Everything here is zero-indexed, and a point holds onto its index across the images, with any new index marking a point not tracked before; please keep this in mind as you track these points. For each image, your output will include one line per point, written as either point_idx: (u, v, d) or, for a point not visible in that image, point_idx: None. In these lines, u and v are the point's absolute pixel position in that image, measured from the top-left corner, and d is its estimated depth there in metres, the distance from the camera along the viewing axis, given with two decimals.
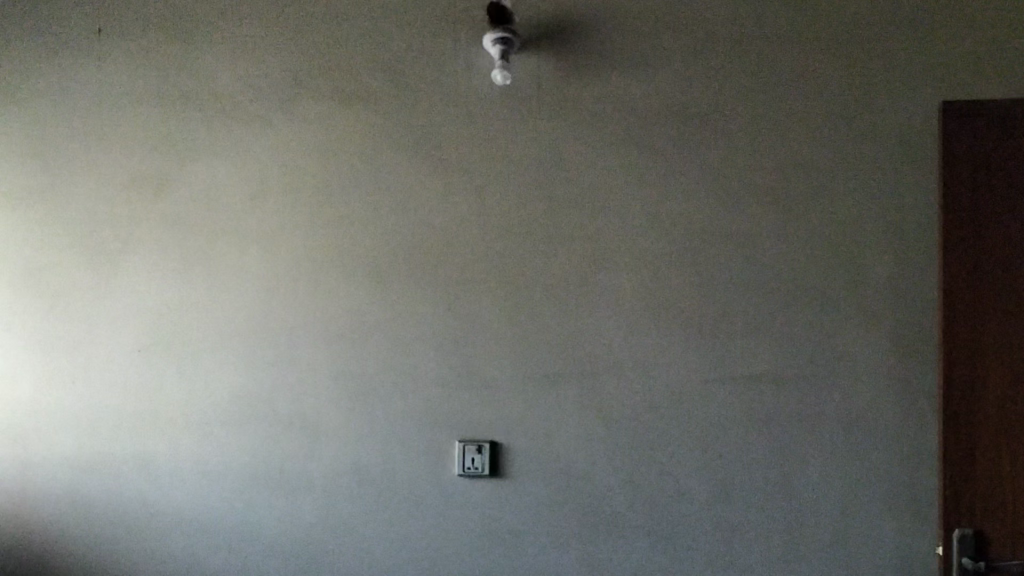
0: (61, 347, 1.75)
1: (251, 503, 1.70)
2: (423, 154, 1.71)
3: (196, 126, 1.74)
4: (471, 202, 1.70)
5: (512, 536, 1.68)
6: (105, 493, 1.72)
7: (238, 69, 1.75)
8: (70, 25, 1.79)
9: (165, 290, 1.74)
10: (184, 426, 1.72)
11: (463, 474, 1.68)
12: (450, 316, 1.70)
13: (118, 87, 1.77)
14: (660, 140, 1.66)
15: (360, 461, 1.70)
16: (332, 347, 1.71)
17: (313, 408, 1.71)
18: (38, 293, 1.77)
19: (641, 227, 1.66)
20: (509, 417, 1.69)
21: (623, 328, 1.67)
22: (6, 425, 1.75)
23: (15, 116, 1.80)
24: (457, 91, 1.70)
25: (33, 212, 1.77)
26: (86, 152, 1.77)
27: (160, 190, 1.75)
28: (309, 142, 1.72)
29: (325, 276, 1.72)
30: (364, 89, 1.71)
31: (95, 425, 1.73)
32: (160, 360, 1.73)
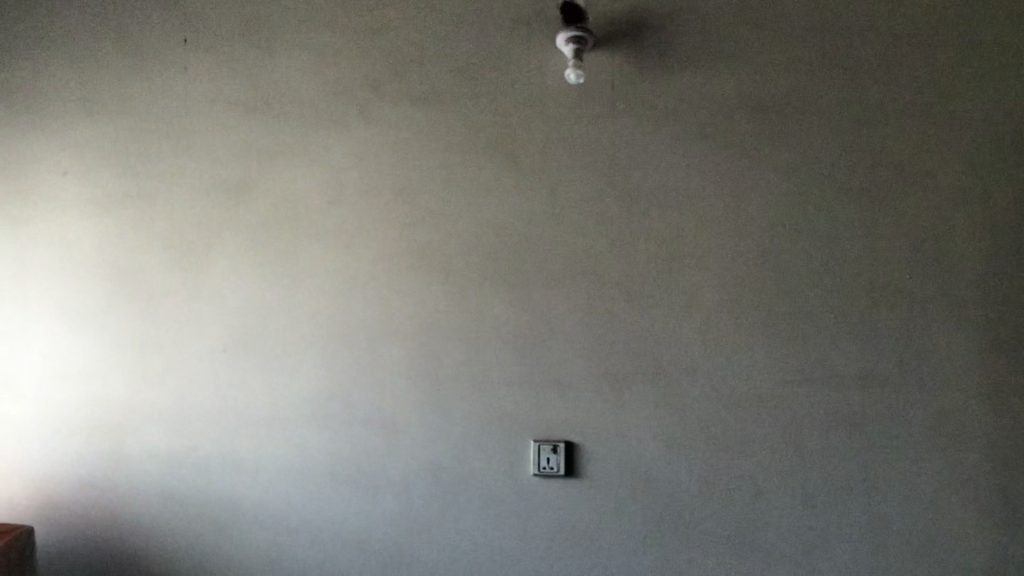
0: (150, 346, 1.81)
1: (331, 504, 1.73)
2: (496, 154, 1.71)
3: (278, 132, 1.78)
4: (544, 200, 1.68)
5: (587, 538, 1.64)
6: (194, 488, 1.77)
7: (318, 74, 1.78)
8: (157, 36, 1.85)
9: (246, 292, 1.78)
10: (267, 426, 1.76)
11: (537, 474, 1.65)
12: (525, 314, 1.68)
13: (204, 95, 1.82)
14: (736, 134, 1.64)
15: (436, 462, 1.70)
16: (408, 348, 1.72)
17: (390, 409, 1.72)
18: (129, 295, 1.82)
19: (717, 221, 1.64)
20: (584, 417, 1.65)
21: (701, 325, 1.63)
22: (100, 423, 1.81)
23: (105, 124, 1.85)
24: (531, 91, 1.70)
25: (122, 217, 1.83)
26: (173, 158, 1.82)
27: (242, 194, 1.79)
28: (386, 144, 1.74)
29: (401, 276, 1.73)
30: (439, 91, 1.73)
31: (185, 423, 1.78)
32: (245, 360, 1.77)
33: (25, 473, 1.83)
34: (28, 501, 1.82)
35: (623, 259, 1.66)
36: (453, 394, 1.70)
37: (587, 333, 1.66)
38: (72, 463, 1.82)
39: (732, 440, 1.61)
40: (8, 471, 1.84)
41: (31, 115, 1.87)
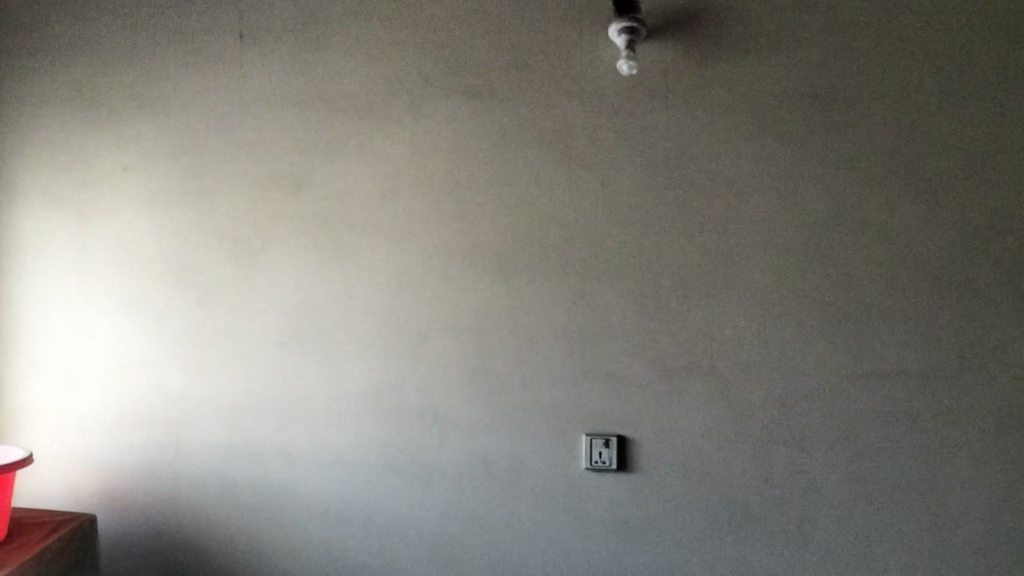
0: (208, 339, 1.83)
1: (384, 496, 1.74)
2: (547, 146, 1.69)
3: (331, 127, 1.79)
4: (596, 192, 1.67)
5: (640, 532, 1.63)
6: (251, 480, 1.80)
7: (371, 69, 1.78)
8: (212, 33, 1.86)
9: (301, 286, 1.79)
10: (322, 418, 1.77)
11: (590, 468, 1.64)
12: (578, 308, 1.67)
13: (259, 90, 1.83)
14: (792, 124, 1.61)
15: (488, 455, 1.70)
16: (461, 341, 1.72)
17: (442, 403, 1.72)
18: (187, 289, 1.85)
19: (774, 213, 1.61)
20: (638, 411, 1.64)
21: (756, 318, 1.60)
22: (160, 415, 1.85)
23: (162, 120, 1.87)
24: (583, 82, 1.69)
25: (180, 212, 1.85)
26: (229, 154, 1.84)
27: (296, 188, 1.80)
28: (437, 137, 1.74)
29: (453, 270, 1.73)
30: (490, 84, 1.72)
31: (242, 414, 1.81)
32: (301, 353, 1.79)
33: (88, 463, 1.88)
34: (92, 490, 1.87)
35: (676, 251, 1.64)
36: (505, 387, 1.70)
37: (640, 326, 1.64)
38: (133, 453, 1.86)
39: (789, 435, 1.59)
40: (73, 460, 1.88)
41: (91, 112, 1.90)
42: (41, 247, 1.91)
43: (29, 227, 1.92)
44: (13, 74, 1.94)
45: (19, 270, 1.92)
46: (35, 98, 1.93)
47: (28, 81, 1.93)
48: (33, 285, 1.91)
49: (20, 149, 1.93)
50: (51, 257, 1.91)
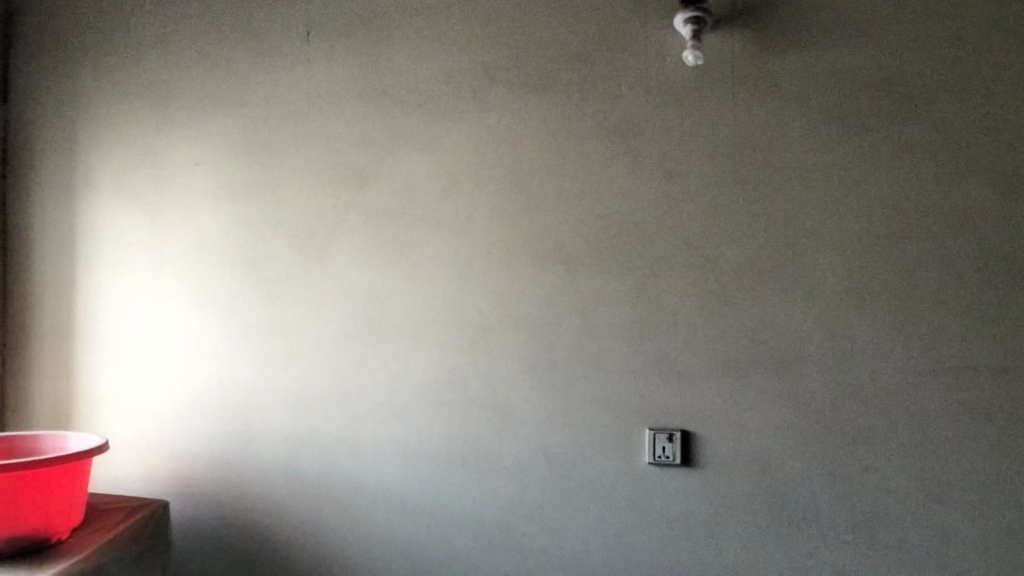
0: (276, 330, 1.86)
1: (446, 487, 1.75)
2: (611, 139, 1.68)
3: (395, 120, 1.80)
4: (660, 183, 1.65)
5: (704, 529, 1.62)
6: (316, 468, 1.83)
7: (435, 64, 1.79)
8: (279, 30, 1.89)
9: (365, 279, 1.81)
10: (386, 410, 1.79)
11: (653, 462, 1.63)
12: (641, 302, 1.66)
13: (323, 85, 1.85)
14: (860, 112, 1.57)
15: (550, 448, 1.70)
16: (523, 334, 1.72)
17: (505, 395, 1.73)
18: (255, 280, 1.88)
19: (841, 204, 1.57)
20: (702, 406, 1.62)
21: (825, 313, 1.57)
22: (230, 403, 1.89)
23: (230, 115, 1.91)
24: (648, 74, 1.67)
25: (247, 205, 1.89)
26: (296, 149, 1.86)
27: (360, 181, 1.82)
28: (500, 130, 1.74)
29: (516, 263, 1.73)
30: (554, 76, 1.72)
31: (307, 403, 1.84)
32: (365, 345, 1.81)
33: (161, 450, 1.93)
34: (165, 477, 1.92)
35: (741, 243, 1.61)
36: (568, 380, 1.69)
37: (705, 321, 1.62)
38: (204, 441, 1.90)
39: (859, 432, 1.55)
40: (147, 448, 1.94)
41: (164, 109, 1.95)
42: (117, 241, 1.97)
43: (106, 221, 1.98)
44: (91, 73, 2.00)
45: (96, 263, 1.98)
46: (112, 96, 1.98)
47: (105, 80, 1.99)
48: (109, 278, 1.97)
49: (98, 145, 1.99)
50: (127, 250, 1.96)
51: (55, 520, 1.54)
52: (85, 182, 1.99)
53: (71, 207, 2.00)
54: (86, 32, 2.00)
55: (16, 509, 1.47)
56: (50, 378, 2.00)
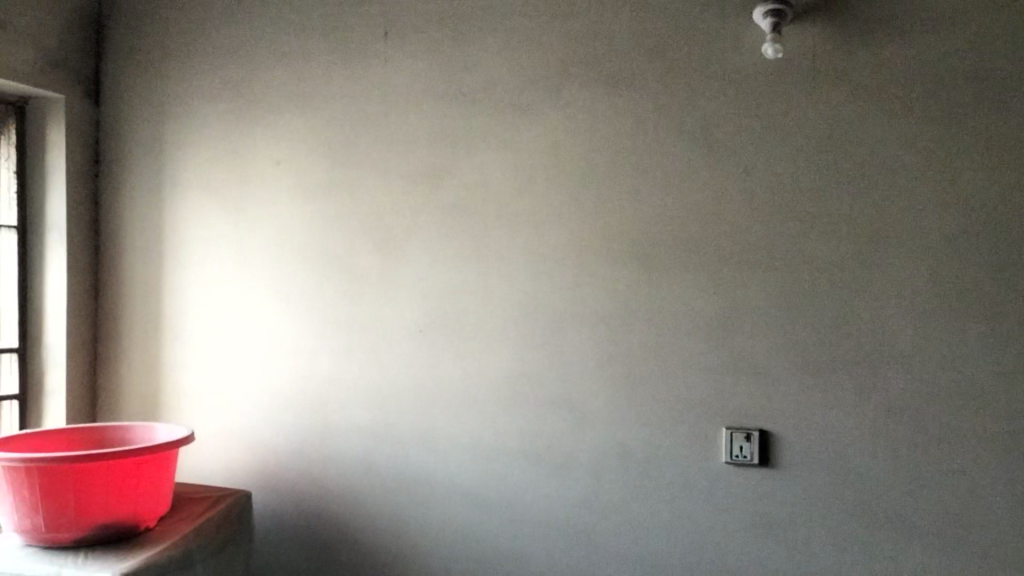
0: (353, 327, 1.90)
1: (520, 483, 1.76)
2: (686, 135, 1.66)
3: (470, 119, 1.81)
4: (737, 179, 1.63)
5: (780, 529, 1.59)
6: (392, 462, 1.86)
7: (511, 62, 1.79)
8: (357, 31, 1.91)
9: (440, 276, 1.83)
10: (461, 406, 1.81)
11: (730, 462, 1.61)
12: (717, 299, 1.64)
13: (400, 84, 1.87)
14: (944, 107, 1.52)
15: (624, 445, 1.69)
16: (598, 332, 1.71)
17: (579, 392, 1.73)
18: (333, 277, 1.91)
19: (925, 201, 1.53)
20: (780, 405, 1.59)
21: (908, 312, 1.53)
22: (309, 397, 1.93)
23: (310, 116, 1.94)
24: (726, 69, 1.64)
25: (326, 203, 1.92)
26: (375, 148, 1.88)
27: (437, 179, 1.84)
28: (575, 127, 1.74)
29: (591, 260, 1.72)
30: (629, 72, 1.70)
31: (384, 399, 1.87)
32: (440, 342, 1.83)
33: (243, 442, 1.98)
34: (247, 469, 1.97)
35: (821, 241, 1.58)
36: (643, 378, 1.68)
37: (784, 319, 1.60)
38: (284, 434, 1.94)
39: (945, 434, 1.51)
40: (230, 439, 1.99)
41: (246, 111, 1.99)
42: (202, 239, 2.02)
43: (191, 220, 2.03)
44: (178, 75, 2.05)
45: (182, 260, 2.04)
46: (197, 97, 2.04)
47: (191, 83, 2.04)
48: (194, 275, 2.03)
49: (184, 146, 2.05)
50: (211, 247, 2.02)
51: (143, 509, 1.60)
52: (171, 182, 2.05)
53: (158, 206, 2.06)
54: (173, 36, 2.06)
55: (107, 497, 1.53)
56: (139, 371, 2.07)
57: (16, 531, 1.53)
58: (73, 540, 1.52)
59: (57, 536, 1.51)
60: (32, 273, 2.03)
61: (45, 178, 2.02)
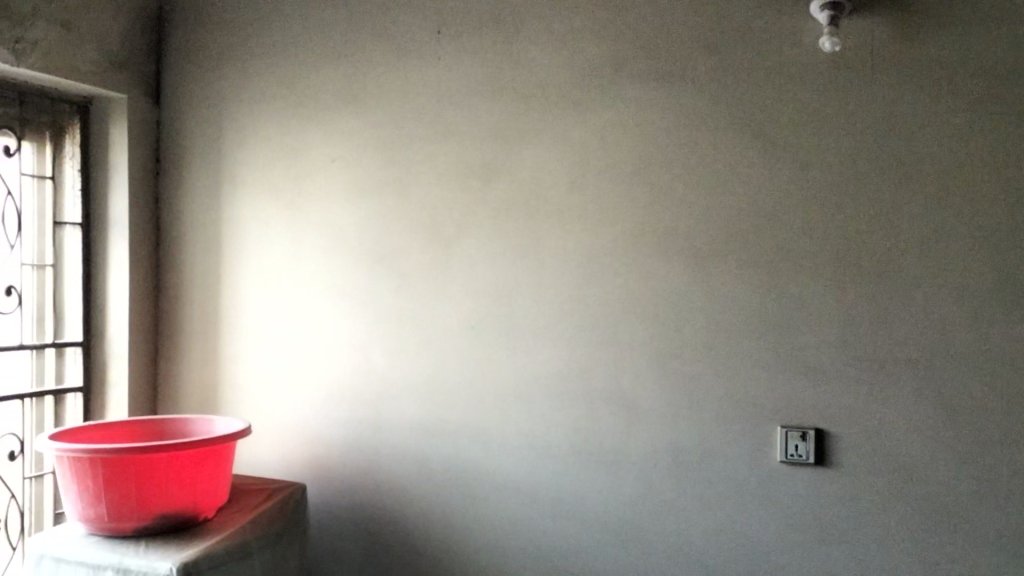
0: (405, 322, 1.91)
1: (571, 479, 1.76)
2: (741, 130, 1.64)
3: (522, 115, 1.82)
4: (792, 174, 1.61)
5: (836, 529, 1.57)
6: (444, 457, 1.87)
7: (564, 58, 1.78)
8: (411, 29, 1.92)
9: (492, 272, 1.84)
10: (512, 402, 1.82)
11: (785, 460, 1.60)
12: (772, 296, 1.62)
13: (452, 82, 1.88)
14: (1009, 100, 1.47)
15: (677, 442, 1.68)
16: (650, 329, 1.71)
17: (631, 389, 1.72)
18: (386, 274, 1.93)
19: (987, 197, 1.49)
20: (836, 404, 1.57)
21: (971, 310, 1.49)
22: (362, 392, 1.95)
23: (363, 113, 1.96)
24: (783, 63, 1.62)
25: (379, 200, 1.94)
26: (427, 146, 1.90)
27: (490, 175, 1.84)
28: (628, 123, 1.73)
29: (643, 257, 1.71)
30: (683, 67, 1.69)
31: (436, 395, 1.88)
32: (492, 338, 1.84)
33: (298, 436, 2.01)
34: (303, 462, 2.01)
35: (879, 237, 1.55)
36: (696, 375, 1.67)
37: (842, 316, 1.57)
38: (338, 428, 1.97)
39: (1007, 435, 1.47)
40: (285, 432, 2.03)
41: (301, 109, 2.02)
42: (258, 235, 2.06)
43: (247, 216, 2.07)
44: (236, 75, 2.09)
45: (239, 256, 2.08)
46: (254, 96, 2.07)
47: (248, 82, 2.08)
48: (251, 271, 2.06)
49: (242, 144, 2.08)
50: (267, 243, 2.05)
51: (201, 500, 1.63)
52: (228, 179, 2.09)
53: (216, 203, 2.10)
54: (230, 37, 2.10)
55: (166, 488, 1.56)
56: (198, 365, 2.11)
57: (80, 519, 1.57)
58: (134, 529, 1.56)
59: (118, 525, 1.55)
60: (95, 268, 2.08)
61: (108, 176, 2.07)
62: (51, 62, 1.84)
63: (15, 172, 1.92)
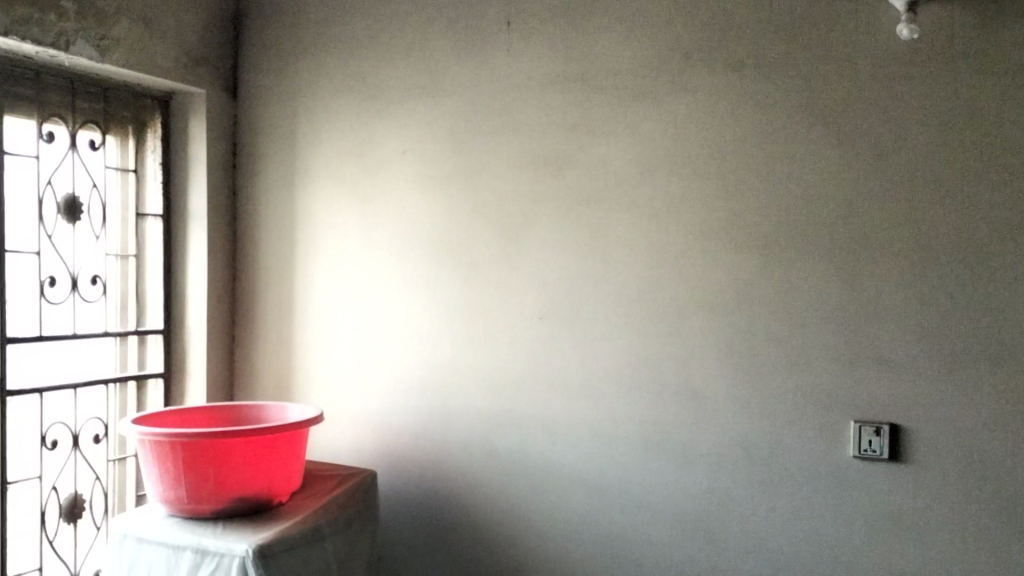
0: (474, 313, 1.93)
1: (639, 471, 1.76)
2: (814, 120, 1.62)
3: (591, 107, 1.81)
4: (868, 164, 1.57)
5: (910, 526, 1.54)
6: (512, 447, 1.89)
7: (635, 49, 1.78)
8: (481, 23, 1.93)
9: (560, 264, 1.84)
10: (580, 392, 1.82)
11: (858, 456, 1.57)
12: (845, 289, 1.59)
13: (523, 74, 1.88)
14: None
15: (747, 436, 1.67)
16: (720, 321, 1.69)
17: (700, 381, 1.71)
18: (455, 265, 1.95)
19: None
20: (912, 399, 1.54)
21: None
22: (432, 381, 1.97)
23: (434, 106, 1.98)
24: (859, 51, 1.58)
25: (448, 192, 1.96)
26: (496, 138, 1.91)
27: (558, 168, 1.85)
28: (698, 114, 1.72)
29: (713, 249, 1.70)
30: (755, 57, 1.67)
31: (504, 385, 1.90)
32: (560, 329, 1.84)
33: (369, 424, 2.05)
34: (373, 451, 2.04)
35: (958, 227, 1.51)
36: (767, 369, 1.65)
37: (919, 310, 1.53)
38: (407, 417, 2.00)
39: None
40: (357, 420, 2.07)
41: (373, 102, 2.05)
42: (332, 227, 2.10)
43: (320, 208, 2.11)
44: (309, 69, 2.13)
45: (313, 247, 2.12)
46: (327, 90, 2.11)
47: (321, 77, 2.11)
48: (324, 262, 2.11)
49: (315, 137, 2.12)
50: (339, 235, 2.09)
51: (276, 484, 1.67)
52: (302, 172, 2.14)
53: (291, 196, 2.15)
54: (304, 32, 2.14)
55: (243, 472, 1.60)
56: (272, 353, 2.17)
57: (162, 501, 1.62)
58: (212, 512, 1.61)
59: (198, 507, 1.60)
60: (175, 259, 2.15)
61: (187, 169, 2.13)
62: (133, 58, 1.90)
63: (100, 166, 2.00)
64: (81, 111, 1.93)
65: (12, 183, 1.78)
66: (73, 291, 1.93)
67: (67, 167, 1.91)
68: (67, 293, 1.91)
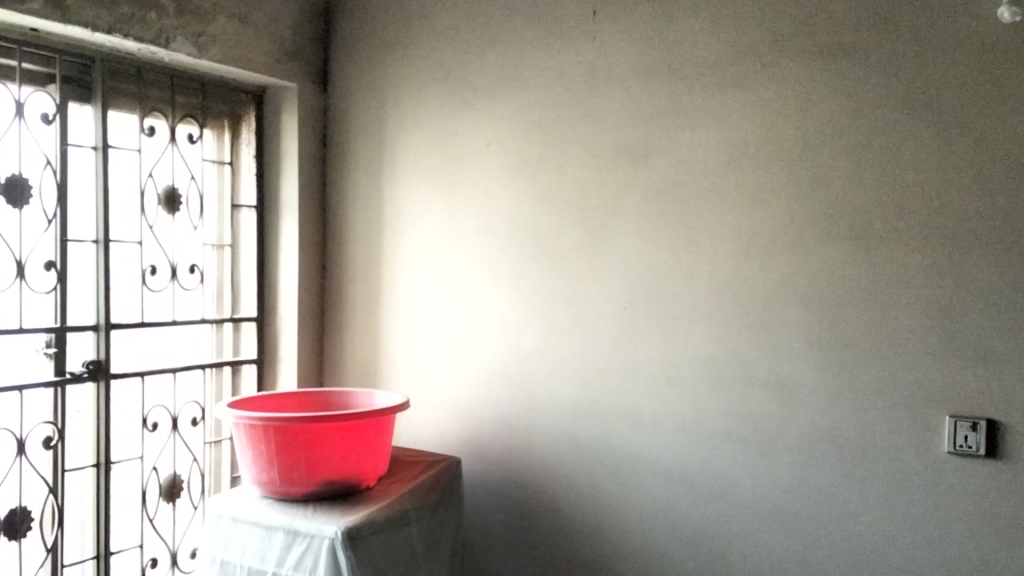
0: (558, 302, 1.94)
1: (723, 462, 1.75)
2: (909, 107, 1.57)
3: (678, 96, 1.80)
4: (967, 151, 1.52)
5: (1007, 524, 1.49)
6: (595, 436, 1.89)
7: (722, 36, 1.75)
8: (567, 13, 1.93)
9: (644, 253, 1.84)
10: (664, 382, 1.82)
11: (953, 451, 1.53)
12: (940, 279, 1.55)
13: (608, 63, 1.88)
14: None
15: (836, 429, 1.64)
16: (808, 312, 1.67)
17: (788, 373, 1.69)
18: (539, 254, 1.96)
19: None
20: (1011, 393, 1.49)
21: None
22: (515, 370, 1.99)
23: (519, 95, 1.99)
24: (958, 34, 1.53)
25: (532, 182, 1.97)
26: (581, 127, 1.91)
27: (644, 156, 1.84)
28: (788, 101, 1.69)
29: (802, 239, 1.67)
30: (848, 42, 1.63)
31: (587, 375, 1.91)
32: (644, 319, 1.84)
33: (453, 411, 2.08)
34: (458, 437, 2.07)
35: None
36: (857, 361, 1.62)
37: (1020, 302, 1.48)
38: (491, 405, 2.03)
39: None
40: (442, 407, 2.10)
41: (458, 94, 2.07)
42: (417, 217, 2.13)
43: (407, 199, 2.15)
44: (397, 61, 2.16)
45: (399, 237, 2.16)
46: (414, 82, 2.14)
47: (409, 69, 2.15)
48: (410, 252, 2.14)
49: (402, 129, 2.16)
50: (425, 225, 2.12)
51: (364, 469, 1.71)
52: (389, 164, 2.17)
53: (378, 186, 2.19)
54: (392, 24, 2.17)
55: (332, 457, 1.65)
56: (361, 340, 2.22)
57: (255, 482, 1.68)
58: (303, 494, 1.66)
59: (290, 489, 1.65)
60: (267, 248, 2.21)
61: (280, 160, 2.19)
62: (228, 53, 1.95)
63: (198, 159, 2.07)
64: (179, 107, 2.01)
65: (116, 175, 1.86)
66: (173, 279, 2.00)
67: (167, 160, 1.98)
68: (167, 281, 1.99)
